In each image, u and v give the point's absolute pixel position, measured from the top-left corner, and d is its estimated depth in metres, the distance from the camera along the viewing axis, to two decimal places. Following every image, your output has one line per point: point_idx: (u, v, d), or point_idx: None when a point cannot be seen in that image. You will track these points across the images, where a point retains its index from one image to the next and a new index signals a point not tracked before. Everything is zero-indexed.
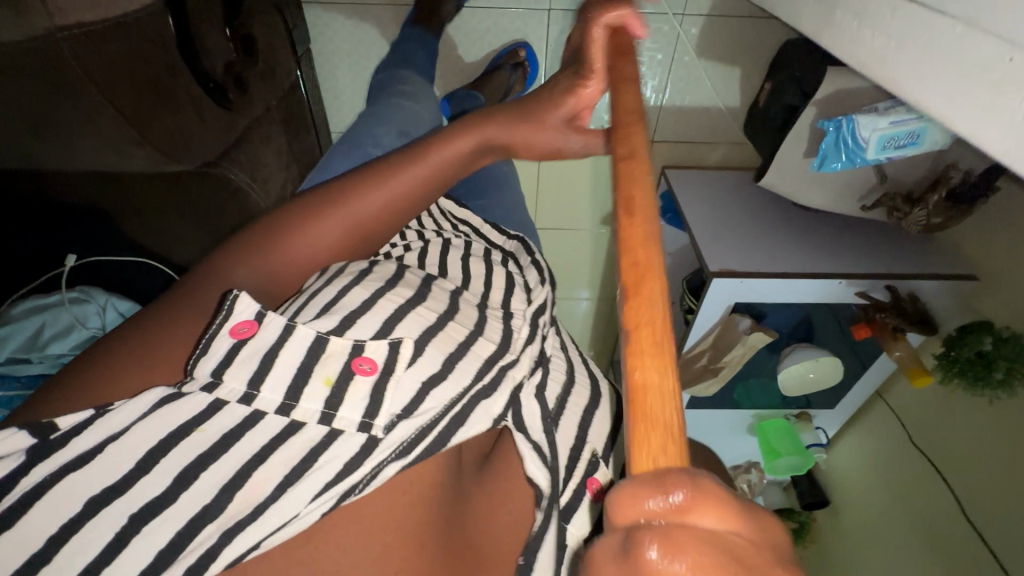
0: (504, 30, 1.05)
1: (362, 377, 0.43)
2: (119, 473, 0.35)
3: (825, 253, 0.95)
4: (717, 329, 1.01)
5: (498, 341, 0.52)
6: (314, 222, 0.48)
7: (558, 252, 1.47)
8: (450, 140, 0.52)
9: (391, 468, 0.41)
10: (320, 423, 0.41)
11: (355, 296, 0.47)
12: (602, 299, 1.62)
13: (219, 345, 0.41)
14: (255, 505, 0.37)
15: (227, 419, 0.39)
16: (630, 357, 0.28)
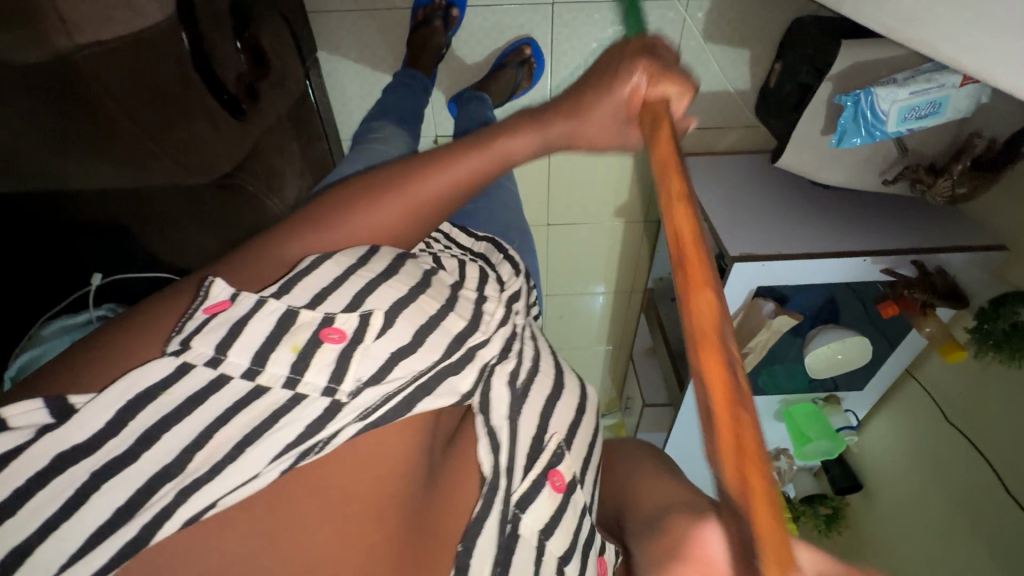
0: (510, 26, 1.05)
1: (330, 344, 0.45)
2: (87, 434, 0.37)
3: (846, 231, 0.93)
4: (740, 314, 0.99)
5: (469, 317, 0.54)
6: (368, 204, 0.51)
7: (571, 247, 1.47)
8: (499, 136, 0.53)
9: (351, 430, 0.43)
10: (284, 387, 0.43)
11: (327, 270, 0.47)
12: (617, 293, 1.61)
13: (193, 319, 0.43)
14: (213, 464, 0.39)
15: (192, 383, 0.41)
16: (726, 461, 0.31)
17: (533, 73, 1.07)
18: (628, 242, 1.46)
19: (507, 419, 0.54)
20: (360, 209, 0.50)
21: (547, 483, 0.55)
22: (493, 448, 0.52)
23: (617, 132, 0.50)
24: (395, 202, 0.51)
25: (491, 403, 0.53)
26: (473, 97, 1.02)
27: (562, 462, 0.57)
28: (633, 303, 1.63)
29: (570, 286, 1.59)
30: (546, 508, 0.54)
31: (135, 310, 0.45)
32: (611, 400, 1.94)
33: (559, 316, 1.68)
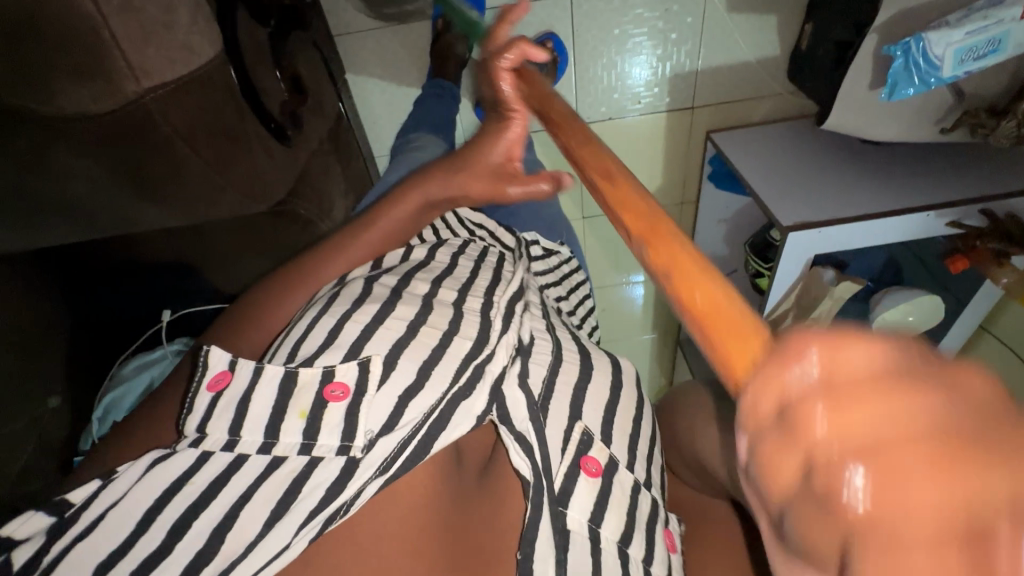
0: (530, 24, 1.05)
1: (334, 403, 0.47)
2: (118, 539, 0.40)
3: (901, 189, 0.90)
4: (800, 284, 0.96)
5: (475, 336, 0.55)
6: (291, 293, 0.58)
7: (607, 238, 1.46)
8: (403, 198, 0.60)
9: (373, 486, 0.44)
10: (300, 453, 0.45)
11: (322, 326, 0.52)
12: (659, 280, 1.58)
13: (200, 401, 0.47)
14: (247, 544, 0.41)
15: (214, 468, 0.44)
16: (680, 291, 0.31)
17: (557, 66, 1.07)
18: None
19: (531, 421, 0.51)
20: (287, 289, 0.58)
21: (580, 470, 0.53)
22: (525, 453, 0.50)
23: (494, 177, 0.57)
24: (320, 275, 0.59)
25: (510, 411, 0.51)
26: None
27: (592, 447, 0.55)
28: None
29: (609, 278, 1.57)
30: (587, 498, 0.53)
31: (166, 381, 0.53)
32: (662, 388, 1.92)
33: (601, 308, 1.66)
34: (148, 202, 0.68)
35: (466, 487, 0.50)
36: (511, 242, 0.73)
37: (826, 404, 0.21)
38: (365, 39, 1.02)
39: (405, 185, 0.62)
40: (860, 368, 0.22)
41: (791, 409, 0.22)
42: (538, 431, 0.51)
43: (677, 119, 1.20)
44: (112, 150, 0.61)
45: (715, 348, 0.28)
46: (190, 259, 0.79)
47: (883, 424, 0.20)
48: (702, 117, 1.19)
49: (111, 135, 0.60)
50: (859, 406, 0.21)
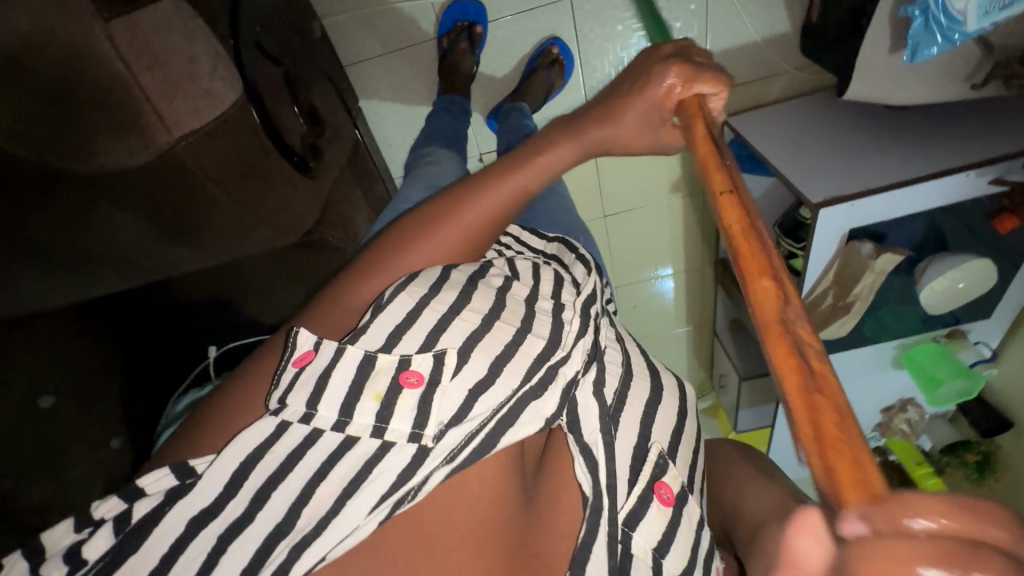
0: (533, 31, 1.06)
1: (410, 389, 0.48)
2: (209, 499, 0.43)
3: (930, 154, 0.87)
4: (835, 262, 0.93)
5: (548, 336, 0.54)
6: (429, 234, 0.55)
7: (632, 234, 1.44)
8: (543, 153, 0.57)
9: (439, 473, 0.45)
10: (373, 436, 0.46)
11: (402, 304, 0.51)
12: (690, 271, 1.55)
13: (285, 374, 0.47)
14: (319, 519, 0.43)
15: (292, 439, 0.45)
16: (828, 385, 0.29)
17: (564, 71, 1.08)
18: (691, 218, 1.40)
19: (599, 434, 0.52)
20: (423, 229, 0.56)
21: (654, 496, 0.53)
22: (590, 470, 0.51)
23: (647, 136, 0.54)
24: (458, 218, 0.56)
25: (581, 421, 0.53)
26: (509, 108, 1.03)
27: (666, 473, 0.55)
28: (708, 279, 1.57)
29: (638, 273, 1.55)
30: (655, 522, 0.52)
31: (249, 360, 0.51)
32: (702, 382, 1.89)
33: (633, 305, 1.64)
34: (183, 245, 0.71)
35: (525, 489, 0.51)
36: (543, 246, 0.71)
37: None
38: (376, 66, 1.05)
39: (545, 139, 0.58)
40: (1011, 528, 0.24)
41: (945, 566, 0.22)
42: (607, 441, 0.52)
43: None
44: (147, 202, 0.65)
45: (853, 443, 0.27)
46: (229, 293, 0.81)
47: None
48: None
49: (141, 184, 0.63)
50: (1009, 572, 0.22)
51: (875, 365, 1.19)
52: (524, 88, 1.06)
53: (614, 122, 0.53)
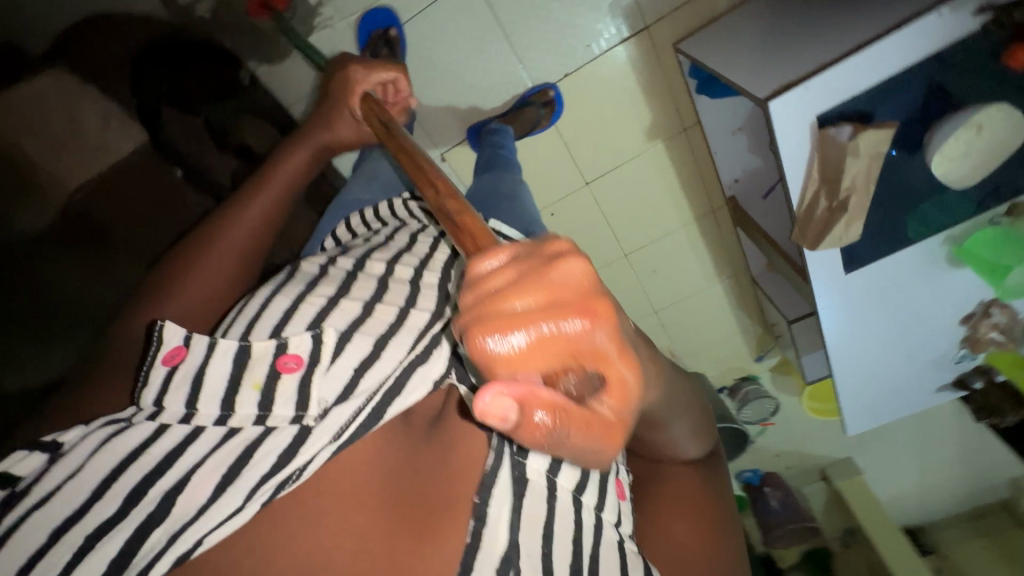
0: (460, 26, 1.09)
1: (288, 373, 0.56)
2: (76, 503, 0.49)
3: (885, 16, 0.77)
4: (816, 157, 0.81)
5: (432, 307, 0.67)
6: (200, 257, 0.73)
7: (623, 197, 1.36)
8: (287, 159, 0.84)
9: (325, 451, 0.52)
10: (255, 424, 0.55)
11: (277, 304, 0.64)
12: (700, 220, 1.42)
13: (156, 374, 0.57)
14: (197, 506, 0.49)
15: (169, 440, 0.53)
16: (465, 243, 0.45)
17: (553, 113, 1.19)
18: (680, 163, 1.30)
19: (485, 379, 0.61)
20: (204, 254, 0.73)
21: None
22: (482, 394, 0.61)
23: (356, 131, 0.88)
24: (220, 234, 0.76)
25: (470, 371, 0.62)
26: (493, 130, 1.14)
27: None
28: (727, 225, 1.43)
29: (647, 235, 1.44)
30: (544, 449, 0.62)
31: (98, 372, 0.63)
32: (762, 338, 1.77)
33: (652, 271, 1.53)
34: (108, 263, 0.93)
35: (416, 447, 0.58)
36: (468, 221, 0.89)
37: (503, 280, 0.35)
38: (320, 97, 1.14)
39: (284, 151, 0.86)
40: (538, 254, 0.36)
41: (479, 277, 0.36)
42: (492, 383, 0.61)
43: (632, 51, 1.12)
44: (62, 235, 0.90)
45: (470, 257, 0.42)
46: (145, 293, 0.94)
47: (532, 273, 0.35)
48: (663, 33, 1.10)
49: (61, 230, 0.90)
50: (521, 265, 0.35)
51: (926, 271, 1.02)
52: (513, 118, 1.17)
53: (331, 125, 0.87)
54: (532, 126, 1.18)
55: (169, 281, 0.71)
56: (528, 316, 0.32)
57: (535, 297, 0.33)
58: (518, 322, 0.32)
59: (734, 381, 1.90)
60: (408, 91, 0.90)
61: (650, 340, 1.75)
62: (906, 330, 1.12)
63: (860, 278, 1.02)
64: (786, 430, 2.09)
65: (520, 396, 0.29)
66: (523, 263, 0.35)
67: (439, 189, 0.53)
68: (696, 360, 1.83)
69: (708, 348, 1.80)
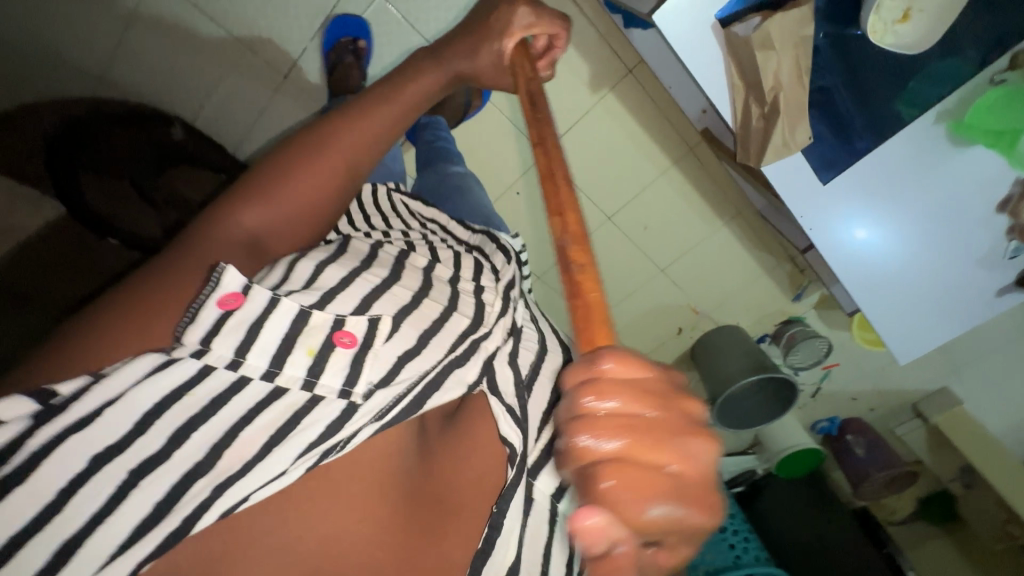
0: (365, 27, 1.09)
1: (343, 349, 0.51)
2: (120, 433, 0.41)
3: None
4: (731, 60, 0.73)
5: (472, 314, 0.62)
6: (294, 169, 0.59)
7: (585, 157, 1.30)
8: (422, 78, 0.67)
9: (367, 430, 0.49)
10: (302, 388, 0.48)
11: (331, 276, 0.56)
12: (679, 163, 1.31)
13: (206, 314, 0.47)
14: (243, 463, 0.44)
15: (215, 384, 0.45)
16: (585, 341, 0.39)
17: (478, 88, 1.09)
18: (635, 106, 1.21)
19: (517, 398, 0.60)
20: (299, 159, 0.60)
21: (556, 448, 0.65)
22: (516, 425, 0.58)
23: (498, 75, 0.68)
24: (330, 145, 0.61)
25: (498, 384, 0.59)
26: (425, 124, 1.09)
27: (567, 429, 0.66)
28: (712, 159, 1.29)
29: (626, 191, 1.36)
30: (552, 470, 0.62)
31: (149, 276, 0.49)
32: (793, 275, 1.59)
33: (644, 228, 1.44)
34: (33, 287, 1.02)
35: (423, 445, 0.56)
36: (468, 236, 0.78)
37: (641, 416, 0.34)
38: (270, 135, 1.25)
39: (417, 66, 0.69)
40: (669, 394, 0.36)
41: (610, 392, 0.34)
42: (523, 404, 0.61)
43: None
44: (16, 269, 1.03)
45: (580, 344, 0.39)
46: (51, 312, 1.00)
47: (666, 419, 0.34)
48: None
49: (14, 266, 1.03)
50: (647, 398, 0.34)
51: (919, 159, 0.92)
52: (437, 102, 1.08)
53: (473, 57, 0.67)
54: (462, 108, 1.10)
55: (259, 177, 0.59)
56: (642, 478, 0.32)
57: (654, 453, 0.33)
58: (634, 481, 0.32)
59: (776, 327, 1.72)
60: (564, 51, 0.69)
61: (665, 301, 1.64)
62: (929, 224, 0.96)
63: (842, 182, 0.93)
64: (854, 367, 1.87)
65: (620, 540, 0.32)
66: (662, 407, 0.34)
67: (569, 227, 0.47)
68: (722, 314, 1.70)
69: (735, 297, 1.65)
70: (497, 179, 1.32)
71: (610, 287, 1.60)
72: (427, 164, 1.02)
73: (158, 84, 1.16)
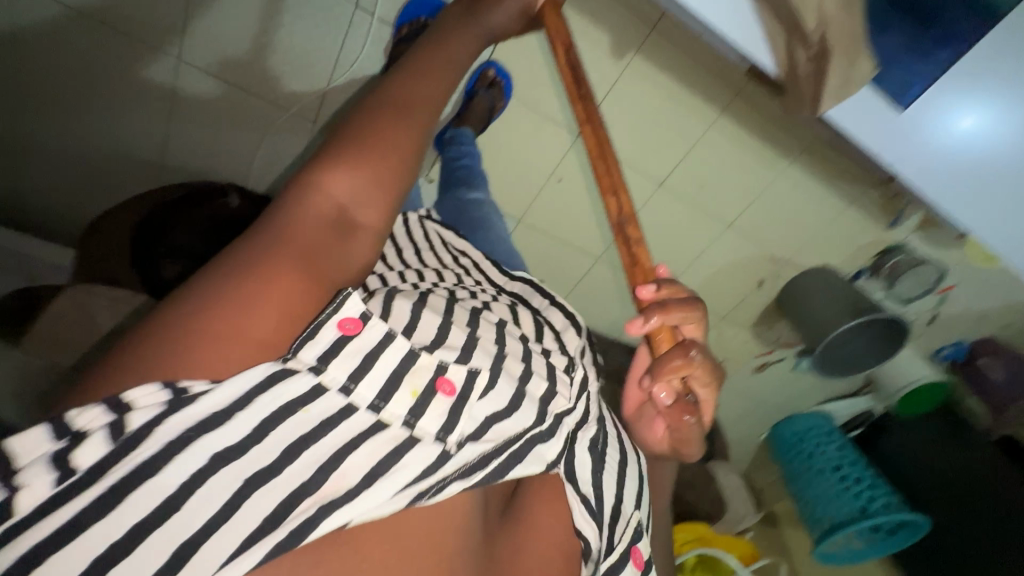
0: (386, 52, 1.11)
1: (443, 397, 0.48)
2: (241, 437, 0.38)
3: None
4: None
5: (547, 377, 0.59)
6: (389, 126, 0.52)
7: (625, 125, 1.20)
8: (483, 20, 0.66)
9: (457, 483, 0.46)
10: (404, 425, 0.45)
11: (430, 321, 0.54)
12: (724, 117, 1.21)
13: (326, 334, 0.43)
14: (348, 487, 0.41)
15: (327, 405, 0.42)
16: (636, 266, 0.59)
17: (503, 91, 1.12)
18: (668, 65, 1.12)
19: (593, 487, 0.59)
20: (388, 116, 0.53)
21: (631, 556, 0.61)
22: (590, 517, 0.57)
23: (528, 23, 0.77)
24: (420, 103, 0.55)
25: (576, 471, 0.58)
26: (452, 136, 1.10)
27: (640, 538, 0.63)
28: (765, 97, 1.19)
29: (675, 154, 1.26)
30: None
31: (251, 264, 0.42)
32: (887, 202, 1.40)
33: (700, 187, 1.33)
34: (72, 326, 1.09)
35: (489, 529, 0.53)
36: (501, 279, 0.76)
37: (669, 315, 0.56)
38: None
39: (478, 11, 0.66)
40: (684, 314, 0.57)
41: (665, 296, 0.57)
42: (597, 493, 0.59)
43: None
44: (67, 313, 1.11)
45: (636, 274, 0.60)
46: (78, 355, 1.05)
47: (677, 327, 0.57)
48: None
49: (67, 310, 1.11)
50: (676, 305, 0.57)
51: (1006, 62, 0.88)
52: (465, 114, 1.13)
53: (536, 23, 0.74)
54: (487, 112, 1.13)
55: (348, 138, 0.51)
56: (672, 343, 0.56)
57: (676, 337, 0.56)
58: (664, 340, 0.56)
59: (873, 260, 1.54)
60: None
61: (739, 256, 1.52)
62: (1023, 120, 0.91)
63: (941, 86, 0.89)
64: (975, 287, 1.65)
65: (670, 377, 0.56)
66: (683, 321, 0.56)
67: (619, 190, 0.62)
68: (807, 259, 1.54)
69: (820, 237, 1.49)
70: (537, 170, 1.27)
71: (667, 255, 1.49)
72: (447, 186, 1.05)
73: (209, 162, 1.23)
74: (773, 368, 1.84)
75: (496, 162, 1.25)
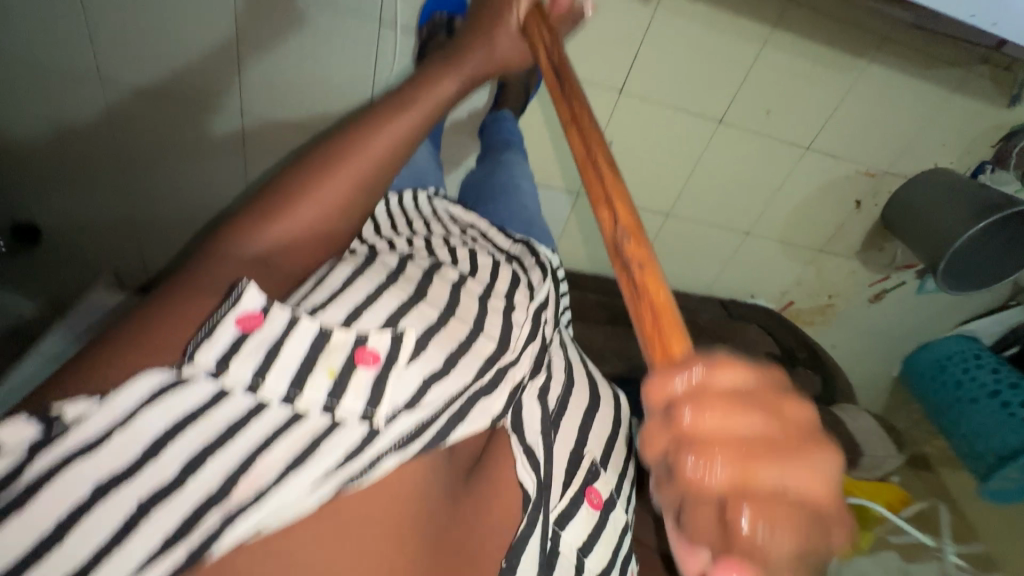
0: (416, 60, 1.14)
1: (364, 368, 0.48)
2: (123, 461, 0.38)
3: None
4: None
5: (497, 337, 0.58)
6: (330, 170, 0.54)
7: (670, 68, 1.13)
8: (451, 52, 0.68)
9: (391, 459, 0.45)
10: (323, 411, 0.45)
11: (360, 286, 0.56)
12: (777, 31, 1.10)
13: (222, 332, 0.44)
14: (257, 489, 0.40)
15: (232, 408, 0.43)
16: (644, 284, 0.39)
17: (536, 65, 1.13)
18: None
19: (540, 437, 0.59)
20: (335, 158, 0.55)
21: (585, 498, 0.62)
22: (530, 467, 0.56)
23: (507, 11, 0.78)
24: (368, 139, 0.56)
25: (522, 421, 0.58)
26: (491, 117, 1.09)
27: (596, 479, 0.64)
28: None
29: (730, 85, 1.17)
30: (582, 523, 0.61)
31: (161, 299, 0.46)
32: (997, 77, 1.22)
33: (767, 113, 1.22)
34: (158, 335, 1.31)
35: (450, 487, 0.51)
36: (509, 247, 0.75)
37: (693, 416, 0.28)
38: None
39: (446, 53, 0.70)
40: (726, 390, 0.29)
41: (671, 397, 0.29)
42: (546, 444, 0.59)
43: None
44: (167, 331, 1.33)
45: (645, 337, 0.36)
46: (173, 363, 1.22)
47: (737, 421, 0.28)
48: None
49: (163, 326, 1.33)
50: (710, 390, 0.28)
51: None
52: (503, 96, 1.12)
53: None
54: (523, 88, 1.12)
55: (290, 180, 0.54)
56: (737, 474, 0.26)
57: (739, 454, 0.27)
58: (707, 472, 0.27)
59: (994, 148, 1.33)
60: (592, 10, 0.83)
61: (826, 179, 1.37)
62: None
63: None
64: None
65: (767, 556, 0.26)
66: (730, 413, 0.28)
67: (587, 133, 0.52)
68: (908, 164, 1.36)
69: (920, 137, 1.31)
70: None
71: (744, 196, 1.39)
72: (485, 155, 1.04)
73: None
74: (893, 295, 1.65)
75: (539, 141, 1.24)
